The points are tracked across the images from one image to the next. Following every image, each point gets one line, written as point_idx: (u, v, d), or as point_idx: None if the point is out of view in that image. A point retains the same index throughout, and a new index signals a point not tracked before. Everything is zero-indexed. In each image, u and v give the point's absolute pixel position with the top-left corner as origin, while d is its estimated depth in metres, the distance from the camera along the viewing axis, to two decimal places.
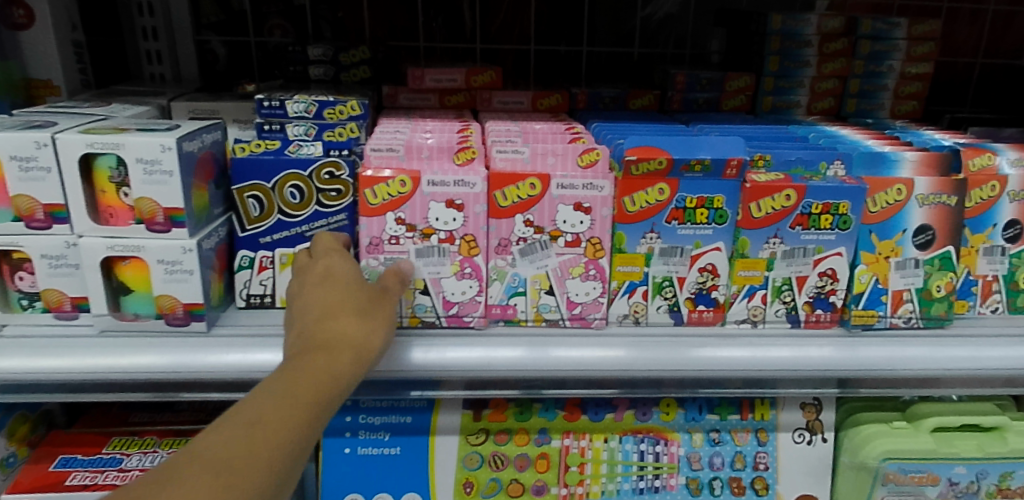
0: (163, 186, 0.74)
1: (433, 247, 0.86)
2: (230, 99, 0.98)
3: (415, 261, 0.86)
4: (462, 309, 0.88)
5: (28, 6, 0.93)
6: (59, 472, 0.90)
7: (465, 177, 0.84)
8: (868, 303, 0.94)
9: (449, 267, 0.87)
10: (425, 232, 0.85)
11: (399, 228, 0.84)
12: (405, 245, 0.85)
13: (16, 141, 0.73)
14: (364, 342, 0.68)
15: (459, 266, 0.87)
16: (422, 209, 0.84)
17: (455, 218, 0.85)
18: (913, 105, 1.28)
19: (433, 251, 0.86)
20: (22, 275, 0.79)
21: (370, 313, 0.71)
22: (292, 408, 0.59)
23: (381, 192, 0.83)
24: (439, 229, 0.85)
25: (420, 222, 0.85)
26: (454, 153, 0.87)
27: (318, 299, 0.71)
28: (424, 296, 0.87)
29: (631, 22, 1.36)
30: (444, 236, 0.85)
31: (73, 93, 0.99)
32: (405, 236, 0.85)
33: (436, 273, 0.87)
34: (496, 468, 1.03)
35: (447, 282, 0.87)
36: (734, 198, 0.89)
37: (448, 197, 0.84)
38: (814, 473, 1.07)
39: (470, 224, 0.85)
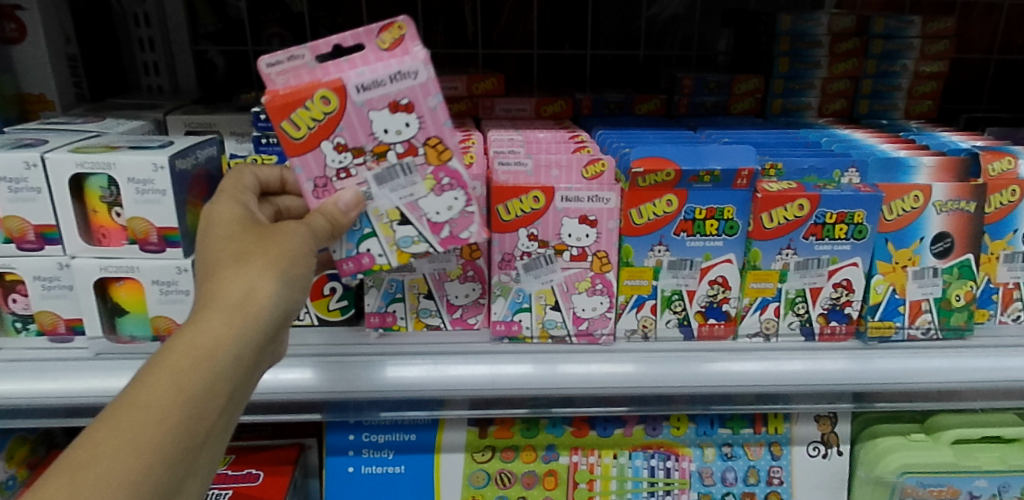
0: (156, 205, 0.72)
1: (393, 167, 0.70)
2: (226, 111, 0.96)
3: (379, 189, 0.71)
4: (454, 231, 0.73)
5: (20, 20, 0.91)
6: None
7: (400, 66, 0.67)
8: (885, 314, 0.91)
9: (452, 268, 0.86)
10: (376, 151, 0.70)
11: (344, 157, 0.69)
12: (359, 174, 0.70)
13: (5, 161, 0.71)
14: (259, 291, 0.56)
15: (433, 181, 0.71)
16: (362, 125, 0.69)
17: (408, 121, 0.69)
18: (928, 105, 1.24)
19: (394, 173, 0.70)
20: (15, 298, 0.77)
21: (272, 258, 0.58)
22: (151, 390, 0.48)
23: (306, 117, 0.68)
24: (392, 143, 0.69)
25: (366, 140, 0.69)
26: (377, 35, 0.69)
27: (210, 251, 0.59)
28: (405, 226, 0.72)
29: (636, 24, 1.33)
30: (403, 149, 0.70)
31: (68, 107, 0.97)
32: (354, 163, 0.70)
33: (408, 196, 0.71)
34: (503, 485, 1.00)
35: (424, 202, 0.72)
36: (745, 209, 0.86)
37: (388, 100, 0.68)
38: (830, 488, 1.04)
39: (426, 122, 0.69)
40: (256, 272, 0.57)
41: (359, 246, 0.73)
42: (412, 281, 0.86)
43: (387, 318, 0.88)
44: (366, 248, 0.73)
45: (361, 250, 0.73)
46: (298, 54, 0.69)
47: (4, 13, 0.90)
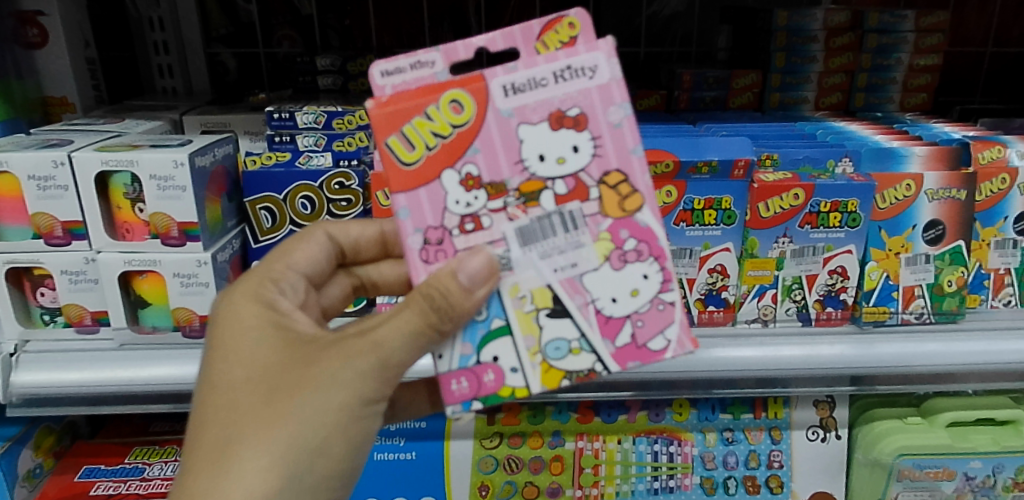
0: (176, 201, 0.75)
1: (548, 218, 0.57)
2: (240, 111, 0.99)
3: (523, 253, 0.57)
4: (638, 335, 0.59)
5: (42, 25, 0.94)
6: (84, 482, 0.92)
7: (575, 61, 0.57)
8: (878, 300, 0.94)
9: (595, 250, 0.58)
10: (523, 191, 0.57)
11: (472, 194, 0.57)
12: (493, 225, 0.57)
13: (34, 160, 0.74)
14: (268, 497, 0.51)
15: (609, 242, 0.58)
16: (506, 149, 0.57)
17: (580, 142, 0.57)
18: (922, 97, 1.27)
19: (550, 227, 0.57)
20: (43, 291, 0.81)
21: (289, 452, 0.51)
22: None
23: (428, 127, 0.56)
24: (550, 178, 0.57)
25: (511, 173, 0.57)
26: (537, 36, 0.59)
27: (225, 422, 0.52)
28: (556, 321, 0.58)
29: (637, 21, 1.37)
30: (566, 189, 0.57)
31: (88, 109, 1.01)
32: (488, 207, 0.57)
33: (571, 267, 0.58)
34: (510, 471, 1.04)
35: (593, 280, 0.58)
36: (742, 199, 0.89)
37: (551, 110, 0.57)
38: (828, 470, 1.07)
39: (607, 148, 0.58)
40: (261, 477, 0.50)
41: (484, 353, 0.58)
42: (518, 286, 0.57)
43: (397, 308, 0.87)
44: (491, 356, 0.58)
45: (485, 359, 0.58)
46: (424, 59, 0.59)
47: (26, 18, 0.93)
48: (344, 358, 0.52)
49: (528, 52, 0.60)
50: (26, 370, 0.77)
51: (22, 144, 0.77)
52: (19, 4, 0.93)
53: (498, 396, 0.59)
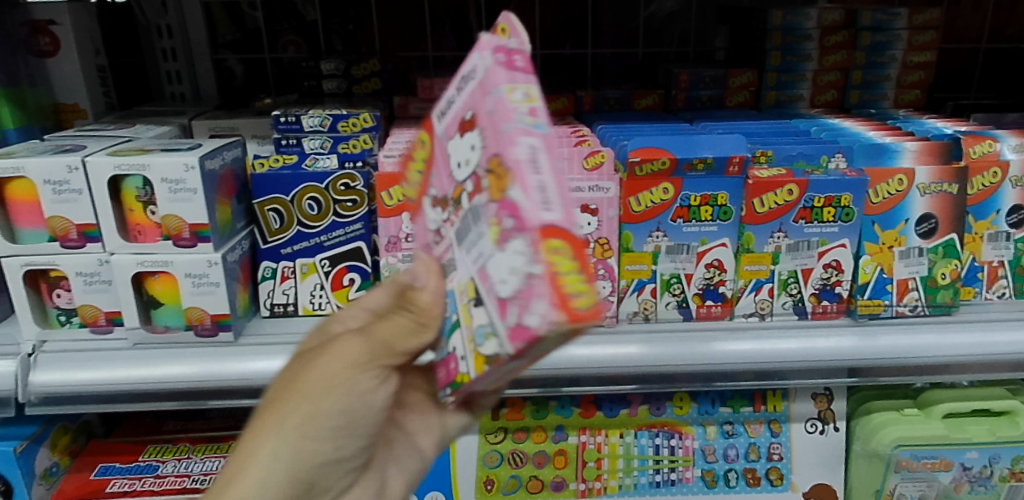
0: (188, 203, 0.78)
1: (465, 218, 0.52)
2: (247, 116, 1.02)
3: (460, 254, 0.53)
4: (518, 313, 0.46)
5: (54, 34, 0.97)
6: (100, 479, 0.95)
7: (465, 70, 0.53)
8: (873, 293, 0.96)
9: (488, 236, 0.48)
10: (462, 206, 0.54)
11: (435, 212, 0.58)
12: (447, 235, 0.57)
13: (49, 166, 0.77)
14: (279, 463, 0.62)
15: (495, 229, 0.47)
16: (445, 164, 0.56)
17: (472, 139, 0.51)
18: (916, 94, 1.29)
19: (466, 226, 0.52)
20: (59, 293, 0.83)
21: (293, 432, 0.61)
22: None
23: (395, 154, 0.59)
24: (462, 180, 0.52)
25: (450, 185, 0.55)
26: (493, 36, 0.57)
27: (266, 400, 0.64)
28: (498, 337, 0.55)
29: (634, 22, 1.39)
30: (471, 186, 0.51)
31: (99, 115, 1.04)
32: (444, 219, 0.57)
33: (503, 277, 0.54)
34: (515, 465, 1.06)
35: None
36: (737, 195, 0.91)
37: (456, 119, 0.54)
38: (827, 462, 1.09)
39: (487, 135, 0.49)
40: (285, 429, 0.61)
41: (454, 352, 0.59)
42: (460, 286, 0.54)
43: None
44: (451, 347, 0.58)
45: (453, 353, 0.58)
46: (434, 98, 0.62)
47: (39, 28, 0.96)
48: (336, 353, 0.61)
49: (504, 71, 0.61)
50: (44, 370, 0.80)
51: (36, 150, 0.80)
52: (32, 14, 0.95)
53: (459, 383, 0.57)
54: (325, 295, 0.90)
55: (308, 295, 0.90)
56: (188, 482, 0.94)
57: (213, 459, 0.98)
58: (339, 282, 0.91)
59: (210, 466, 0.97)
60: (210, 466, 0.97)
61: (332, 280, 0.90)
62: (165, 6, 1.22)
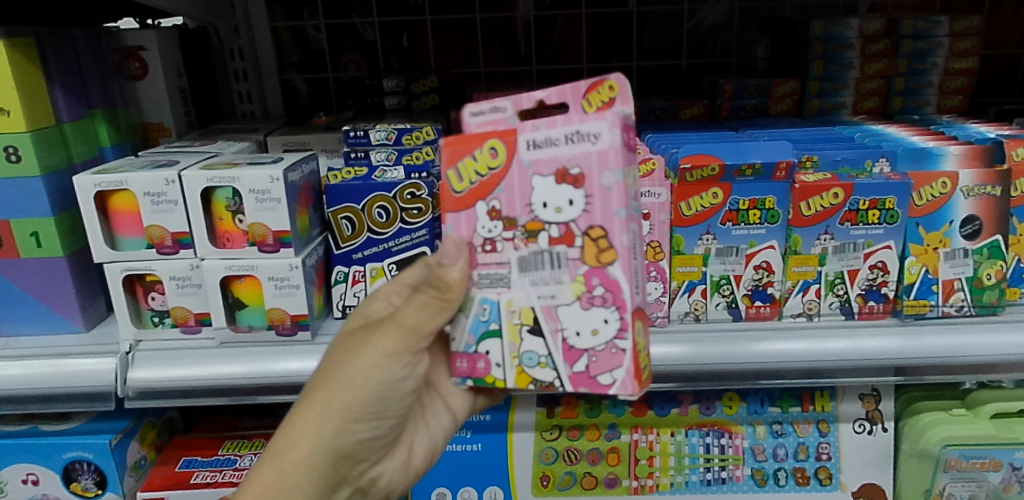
0: (273, 212, 0.84)
1: (542, 252, 0.66)
2: (317, 132, 1.10)
3: (519, 277, 0.67)
4: (591, 368, 0.67)
5: (142, 59, 1.07)
6: (184, 472, 1.01)
7: (584, 127, 0.63)
8: (919, 293, 0.98)
9: (568, 287, 0.66)
10: (591, 233, 0.65)
11: (495, 225, 0.67)
12: (505, 250, 0.67)
13: (148, 179, 0.84)
14: (323, 450, 0.70)
15: (583, 284, 0.66)
16: (522, 191, 0.66)
17: (575, 197, 0.65)
18: (959, 100, 1.31)
19: (542, 261, 0.66)
20: (154, 295, 0.91)
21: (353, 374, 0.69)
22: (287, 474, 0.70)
23: (466, 172, 0.68)
24: (548, 222, 0.65)
25: (522, 213, 0.66)
26: (583, 95, 0.68)
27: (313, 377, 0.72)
28: (534, 338, 0.68)
29: (678, 33, 1.45)
30: (558, 232, 0.65)
31: (182, 133, 1.13)
32: (503, 236, 0.67)
33: (550, 298, 0.67)
34: (570, 462, 1.10)
35: (567, 313, 0.67)
36: (785, 199, 0.95)
37: (558, 166, 0.65)
38: (877, 462, 1.10)
39: (596, 206, 0.64)
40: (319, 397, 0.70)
41: (481, 345, 0.70)
42: (511, 304, 0.68)
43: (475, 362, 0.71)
44: (485, 349, 0.70)
45: (480, 351, 0.71)
46: (500, 106, 0.70)
47: (130, 53, 1.07)
48: (368, 355, 0.68)
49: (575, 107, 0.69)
50: (141, 366, 0.88)
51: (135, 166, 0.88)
52: (124, 41, 1.06)
53: (485, 381, 0.71)
54: None
55: None
56: None
57: None
58: None
59: None
60: None
61: None
62: (237, 30, 1.34)
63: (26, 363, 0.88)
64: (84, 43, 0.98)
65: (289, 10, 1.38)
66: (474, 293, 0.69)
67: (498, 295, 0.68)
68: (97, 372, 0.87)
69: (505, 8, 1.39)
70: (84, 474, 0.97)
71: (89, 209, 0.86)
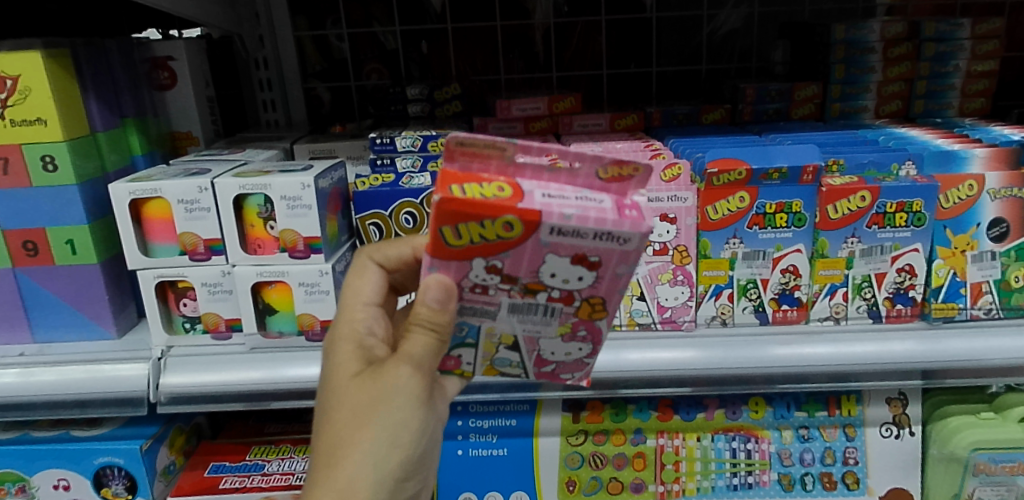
0: (304, 218, 0.85)
1: (537, 305, 0.64)
2: (343, 139, 1.11)
3: (506, 315, 0.65)
4: (559, 371, 0.71)
5: (171, 69, 1.09)
6: (213, 477, 1.02)
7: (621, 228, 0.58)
8: (947, 296, 0.97)
9: (555, 329, 0.66)
10: (591, 300, 0.64)
11: (491, 277, 0.62)
12: (497, 296, 0.63)
13: (182, 187, 0.86)
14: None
15: (569, 328, 0.66)
16: (531, 260, 0.60)
17: (587, 275, 0.61)
18: (981, 102, 1.30)
19: (534, 308, 0.64)
20: (185, 302, 0.92)
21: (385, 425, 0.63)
22: None
23: (469, 232, 0.59)
24: (551, 286, 0.62)
25: (525, 275, 0.61)
26: (604, 164, 0.63)
27: (328, 440, 0.63)
28: (510, 352, 0.68)
29: (698, 38, 1.45)
30: (558, 296, 0.63)
31: (209, 142, 1.15)
32: (499, 286, 0.62)
33: (534, 332, 0.66)
34: (596, 467, 1.10)
35: (546, 343, 0.67)
36: (812, 202, 0.95)
37: (578, 251, 0.60)
38: (904, 467, 1.09)
39: (604, 285, 0.62)
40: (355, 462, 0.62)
41: (451, 350, 0.69)
42: (492, 330, 0.66)
43: (447, 363, 0.70)
44: (455, 352, 0.69)
45: (452, 353, 0.69)
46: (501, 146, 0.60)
47: (159, 63, 1.08)
48: (402, 404, 0.62)
49: (588, 170, 0.63)
50: (173, 372, 0.89)
51: (169, 175, 0.89)
52: (153, 51, 1.08)
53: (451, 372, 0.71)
54: None
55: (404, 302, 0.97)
56: (293, 479, 1.00)
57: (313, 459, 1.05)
58: None
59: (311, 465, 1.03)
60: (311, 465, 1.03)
61: None
62: (262, 40, 1.36)
63: (60, 369, 0.89)
64: (116, 54, 0.99)
65: (312, 20, 1.40)
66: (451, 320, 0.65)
67: (480, 322, 0.66)
68: (131, 377, 0.88)
69: (524, 15, 1.40)
70: (115, 479, 0.98)
71: (123, 216, 0.87)
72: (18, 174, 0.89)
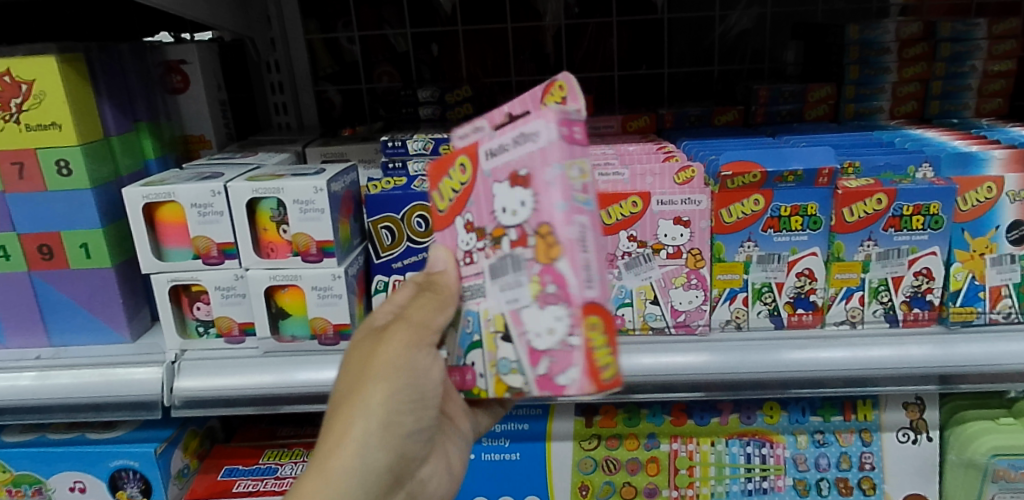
0: (317, 222, 0.85)
1: (505, 258, 0.64)
2: (355, 142, 1.11)
3: (491, 285, 0.67)
4: (551, 369, 0.62)
5: (184, 72, 1.09)
6: (226, 480, 1.02)
7: (526, 127, 0.61)
8: (965, 300, 0.96)
9: (527, 288, 0.63)
10: (541, 231, 0.61)
11: (470, 235, 0.68)
12: (479, 260, 0.67)
13: (195, 191, 0.86)
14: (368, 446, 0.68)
15: (538, 284, 0.62)
16: (486, 200, 0.65)
17: (525, 197, 0.61)
18: (998, 102, 1.29)
19: (505, 266, 0.64)
20: (199, 306, 0.92)
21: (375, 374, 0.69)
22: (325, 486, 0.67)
23: (444, 190, 0.70)
24: (508, 226, 0.63)
25: (488, 221, 0.65)
26: (540, 97, 0.66)
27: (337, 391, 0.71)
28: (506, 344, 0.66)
29: (710, 39, 1.44)
30: (515, 236, 0.63)
31: (221, 145, 1.15)
32: (477, 246, 0.67)
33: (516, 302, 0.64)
34: (609, 472, 1.09)
35: (528, 316, 0.63)
36: (827, 205, 0.94)
37: (511, 170, 0.63)
38: (921, 473, 1.07)
39: (542, 202, 0.60)
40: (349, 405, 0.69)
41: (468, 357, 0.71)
42: (487, 313, 0.67)
43: (466, 375, 0.72)
44: (470, 360, 0.71)
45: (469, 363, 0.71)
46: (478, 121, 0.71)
47: (172, 67, 1.09)
48: (389, 351, 0.69)
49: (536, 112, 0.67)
50: (187, 376, 0.89)
51: (183, 178, 0.90)
52: (166, 55, 1.08)
53: (473, 393, 0.72)
54: None
55: None
56: None
57: None
58: None
59: None
60: None
61: None
62: (273, 43, 1.37)
63: (76, 372, 0.90)
64: (130, 59, 1.00)
65: (323, 23, 1.40)
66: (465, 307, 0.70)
67: (478, 305, 0.68)
68: (145, 381, 0.88)
69: (534, 17, 1.40)
70: (129, 482, 0.98)
71: (137, 220, 0.87)
72: (33, 179, 0.89)
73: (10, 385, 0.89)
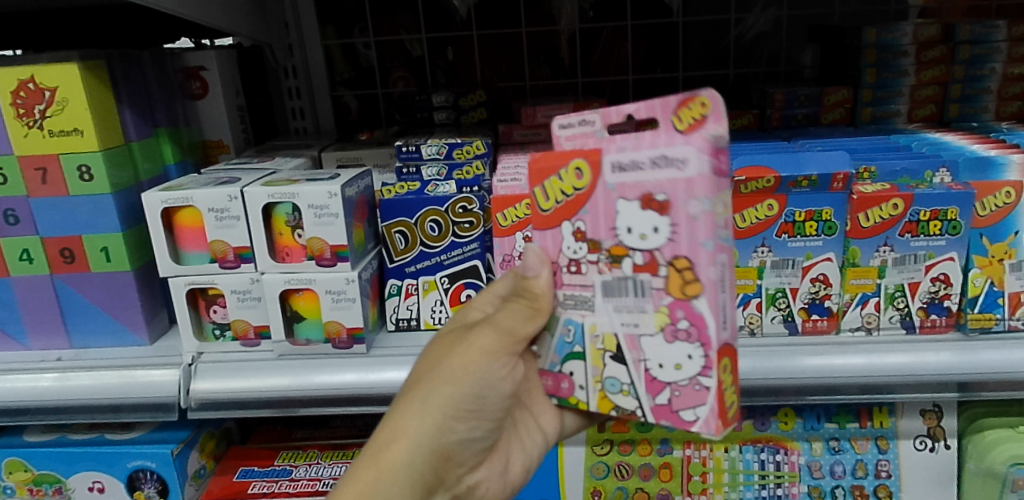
0: (331, 226, 0.86)
1: (626, 279, 0.63)
2: (369, 147, 1.12)
3: (603, 302, 0.65)
4: (675, 403, 0.64)
5: (203, 78, 1.11)
6: (241, 482, 1.03)
7: (670, 151, 0.59)
8: (984, 306, 0.94)
9: (653, 318, 0.63)
10: (676, 264, 0.61)
11: (581, 246, 0.65)
12: (590, 273, 0.65)
13: (212, 196, 0.87)
14: (423, 449, 0.66)
15: (666, 316, 0.62)
16: (607, 214, 0.63)
17: (660, 224, 0.61)
18: (1018, 106, 1.26)
19: (625, 287, 0.63)
20: (216, 308, 0.94)
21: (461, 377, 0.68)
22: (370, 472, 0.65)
23: (554, 190, 0.65)
24: (632, 248, 0.62)
25: (606, 236, 0.63)
26: (672, 109, 0.60)
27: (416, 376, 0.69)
28: (617, 365, 0.66)
29: (725, 42, 1.44)
30: (642, 260, 0.62)
31: (239, 150, 1.17)
32: (588, 258, 0.65)
33: (634, 326, 0.64)
34: (622, 477, 1.09)
35: (648, 344, 0.64)
36: (843, 210, 0.93)
37: (642, 192, 0.61)
38: (939, 481, 1.06)
39: (682, 235, 0.60)
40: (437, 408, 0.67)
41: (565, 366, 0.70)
42: (596, 328, 0.66)
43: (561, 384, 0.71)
44: (569, 370, 0.70)
45: (565, 371, 0.70)
46: (589, 118, 0.66)
47: (191, 73, 1.11)
48: (465, 351, 0.68)
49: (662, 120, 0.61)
50: (203, 378, 0.90)
51: (200, 183, 0.92)
52: (186, 62, 1.10)
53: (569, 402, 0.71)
54: (445, 310, 0.96)
55: (430, 310, 0.96)
56: (320, 485, 1.01)
57: (339, 464, 1.05)
58: (457, 298, 0.96)
59: (337, 471, 1.04)
60: (337, 471, 1.04)
61: (450, 297, 0.96)
62: (291, 49, 1.37)
63: (96, 374, 0.91)
64: (150, 66, 1.02)
65: (340, 29, 1.42)
66: (559, 313, 0.68)
67: (582, 317, 0.67)
68: (161, 383, 0.90)
69: (549, 21, 1.41)
70: (147, 483, 1.00)
71: (156, 225, 0.89)
72: (56, 184, 0.91)
73: (32, 386, 0.91)
